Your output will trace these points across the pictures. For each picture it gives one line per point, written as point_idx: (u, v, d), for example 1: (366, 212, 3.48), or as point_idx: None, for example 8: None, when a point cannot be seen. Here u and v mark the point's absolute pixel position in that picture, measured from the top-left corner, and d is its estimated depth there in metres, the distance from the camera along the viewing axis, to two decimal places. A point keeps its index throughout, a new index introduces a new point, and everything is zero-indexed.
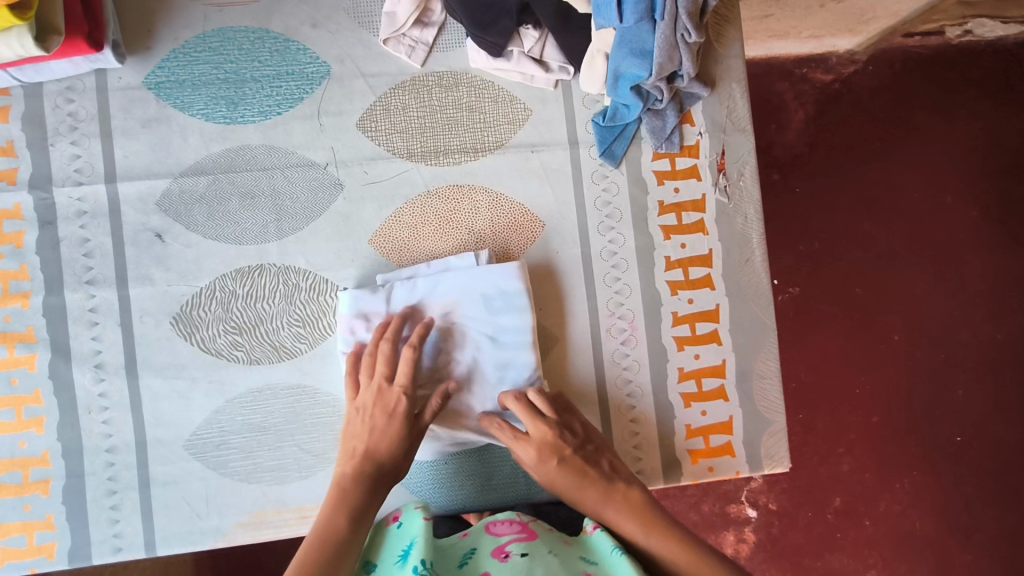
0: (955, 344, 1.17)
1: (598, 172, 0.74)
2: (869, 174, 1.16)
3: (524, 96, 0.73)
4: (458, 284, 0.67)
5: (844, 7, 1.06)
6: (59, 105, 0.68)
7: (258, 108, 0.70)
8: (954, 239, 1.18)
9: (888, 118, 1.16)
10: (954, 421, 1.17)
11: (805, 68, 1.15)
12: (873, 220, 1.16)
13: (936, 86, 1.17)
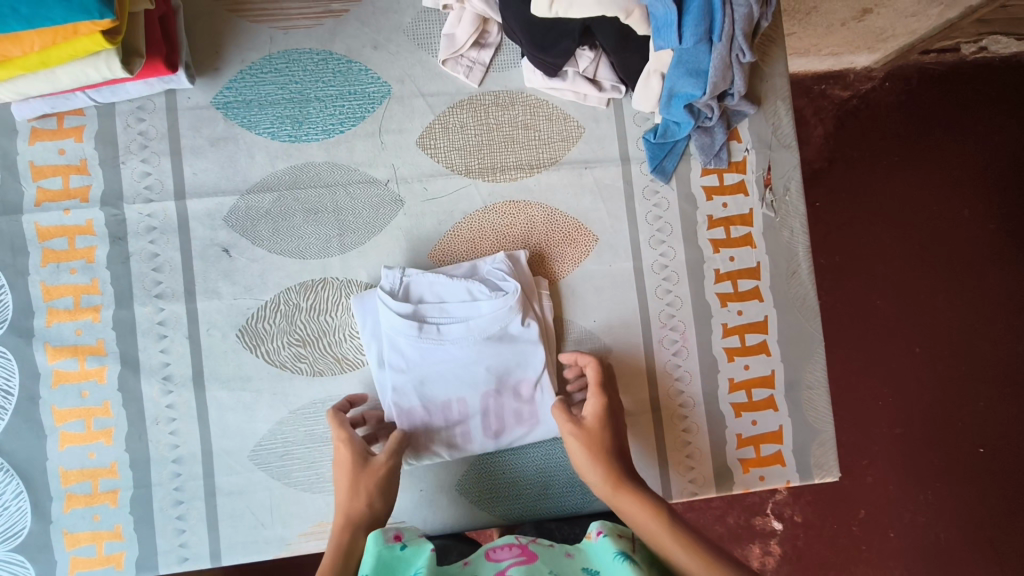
0: (977, 355, 1.13)
1: (649, 187, 0.76)
2: (888, 187, 1.14)
3: (577, 114, 0.76)
4: (486, 316, 0.66)
5: (865, 25, 1.02)
6: (130, 125, 0.70)
7: (322, 126, 0.72)
8: (971, 248, 1.14)
9: (908, 131, 1.14)
10: (976, 430, 1.12)
11: (824, 85, 1.13)
12: (892, 227, 1.14)
13: (954, 101, 1.13)
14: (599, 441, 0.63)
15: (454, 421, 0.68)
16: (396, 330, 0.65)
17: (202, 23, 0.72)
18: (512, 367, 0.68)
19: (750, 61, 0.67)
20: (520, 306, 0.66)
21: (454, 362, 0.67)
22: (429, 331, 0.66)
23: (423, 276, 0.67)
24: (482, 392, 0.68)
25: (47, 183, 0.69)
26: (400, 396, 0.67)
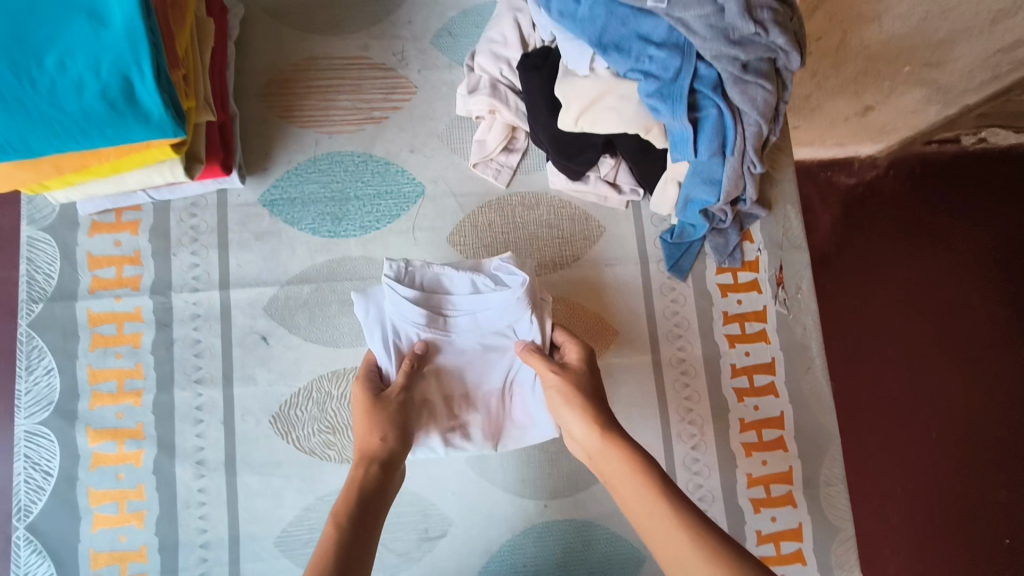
0: (999, 444, 1.11)
1: (666, 284, 0.80)
2: (898, 274, 1.17)
3: (599, 214, 0.80)
4: (494, 305, 0.66)
5: (867, 121, 1.13)
6: (183, 219, 0.76)
7: (360, 223, 0.77)
8: (985, 334, 1.14)
9: (915, 218, 1.18)
10: (1002, 522, 1.09)
11: (829, 170, 1.21)
12: (904, 313, 1.17)
13: (958, 191, 1.18)
14: (581, 388, 0.62)
15: (456, 420, 0.69)
16: (402, 316, 0.65)
17: (254, 129, 0.79)
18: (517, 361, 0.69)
19: (760, 172, 0.72)
20: (528, 300, 0.65)
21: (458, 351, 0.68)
22: (437, 322, 0.66)
23: (428, 266, 0.66)
24: (482, 387, 0.70)
25: (101, 272, 0.74)
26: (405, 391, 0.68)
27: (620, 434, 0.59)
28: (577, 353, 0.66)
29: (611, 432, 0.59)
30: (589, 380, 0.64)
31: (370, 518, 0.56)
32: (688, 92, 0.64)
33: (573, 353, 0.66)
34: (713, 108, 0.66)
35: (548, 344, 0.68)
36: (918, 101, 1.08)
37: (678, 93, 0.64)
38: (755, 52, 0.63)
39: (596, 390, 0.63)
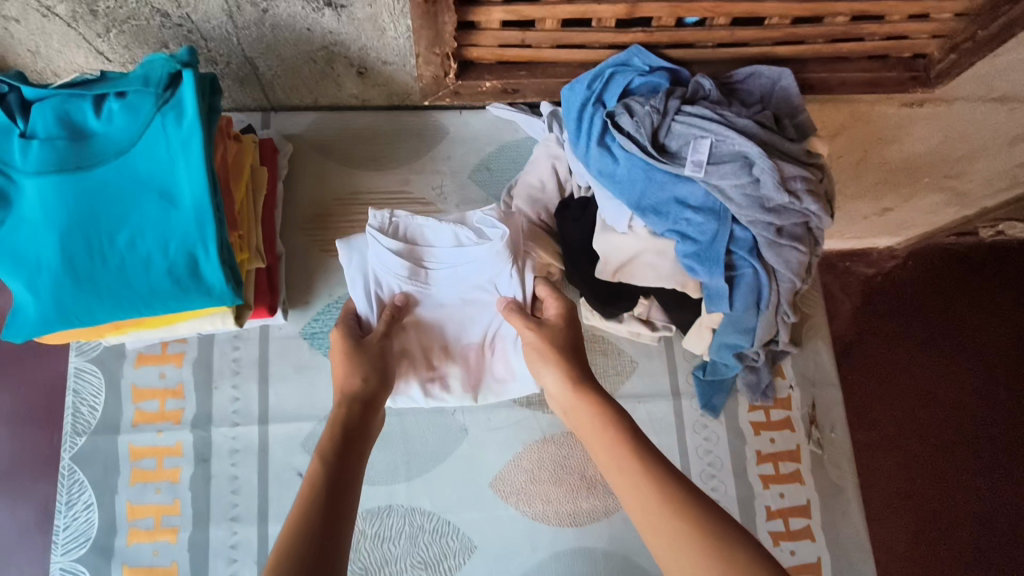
0: None
1: (699, 421, 0.80)
2: (924, 365, 1.17)
3: (631, 350, 0.82)
4: (474, 260, 0.70)
5: (886, 219, 1.13)
6: (227, 351, 0.77)
7: None
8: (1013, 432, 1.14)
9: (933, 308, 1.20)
10: None
11: (848, 261, 1.20)
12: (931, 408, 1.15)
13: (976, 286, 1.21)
14: (559, 344, 0.64)
15: (435, 371, 0.73)
16: (384, 265, 0.70)
17: (297, 259, 0.81)
18: (496, 314, 0.73)
19: (793, 320, 0.73)
20: (509, 253, 0.69)
21: (438, 295, 0.72)
22: (416, 273, 0.70)
23: (412, 218, 0.70)
24: (462, 338, 0.74)
25: (145, 404, 0.75)
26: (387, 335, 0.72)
27: (596, 389, 0.61)
28: (558, 307, 0.68)
29: (587, 387, 0.61)
30: (568, 338, 0.66)
31: (353, 455, 0.56)
32: (724, 254, 0.66)
33: (554, 310, 0.68)
34: (749, 269, 0.67)
35: (530, 301, 0.71)
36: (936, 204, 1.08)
37: (715, 256, 0.66)
38: (789, 218, 0.65)
39: (575, 347, 0.65)
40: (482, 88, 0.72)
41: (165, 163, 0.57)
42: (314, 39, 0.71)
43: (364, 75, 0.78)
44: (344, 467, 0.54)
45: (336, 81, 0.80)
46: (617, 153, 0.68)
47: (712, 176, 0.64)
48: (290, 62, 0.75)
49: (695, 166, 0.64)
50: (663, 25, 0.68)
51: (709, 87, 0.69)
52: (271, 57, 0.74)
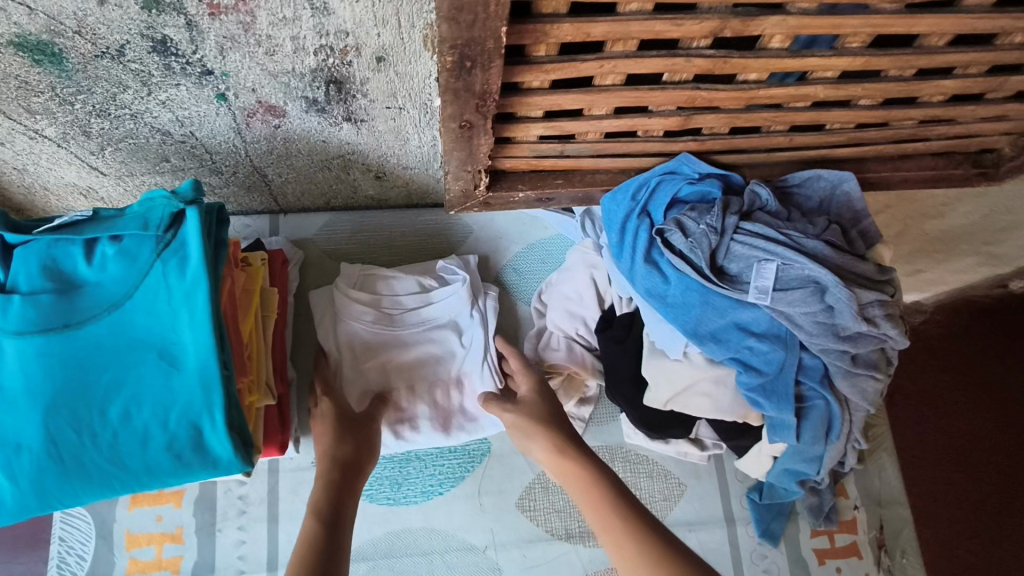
0: None
1: (758, 550, 0.72)
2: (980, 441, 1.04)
3: (679, 470, 0.74)
4: (439, 304, 0.72)
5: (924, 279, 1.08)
6: (231, 488, 0.69)
7: (421, 487, 0.71)
8: None
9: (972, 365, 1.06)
10: None
11: None
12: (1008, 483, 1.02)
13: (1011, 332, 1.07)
14: (535, 411, 0.66)
15: (402, 414, 0.70)
16: (356, 317, 0.70)
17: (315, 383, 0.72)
18: (462, 353, 0.72)
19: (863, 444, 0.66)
20: (470, 293, 0.72)
21: (406, 340, 0.71)
22: (385, 319, 0.71)
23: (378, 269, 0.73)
24: (432, 381, 0.71)
25: (140, 551, 0.67)
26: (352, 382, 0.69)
27: (584, 453, 0.62)
28: (529, 385, 0.68)
29: (574, 452, 0.62)
30: (551, 403, 0.67)
31: (345, 508, 0.58)
32: (793, 386, 0.59)
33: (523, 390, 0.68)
34: (818, 397, 0.60)
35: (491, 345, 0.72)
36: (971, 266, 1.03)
37: (783, 389, 0.59)
38: (867, 345, 0.58)
39: (558, 413, 0.67)
40: (514, 198, 0.66)
41: (165, 318, 0.50)
42: (330, 149, 0.65)
43: (382, 179, 0.72)
44: (336, 527, 0.55)
45: (352, 185, 0.73)
46: (666, 270, 0.62)
47: (780, 300, 0.57)
48: (303, 170, 0.69)
49: (759, 288, 0.58)
50: (715, 133, 0.61)
51: (767, 196, 0.62)
52: (283, 166, 0.68)
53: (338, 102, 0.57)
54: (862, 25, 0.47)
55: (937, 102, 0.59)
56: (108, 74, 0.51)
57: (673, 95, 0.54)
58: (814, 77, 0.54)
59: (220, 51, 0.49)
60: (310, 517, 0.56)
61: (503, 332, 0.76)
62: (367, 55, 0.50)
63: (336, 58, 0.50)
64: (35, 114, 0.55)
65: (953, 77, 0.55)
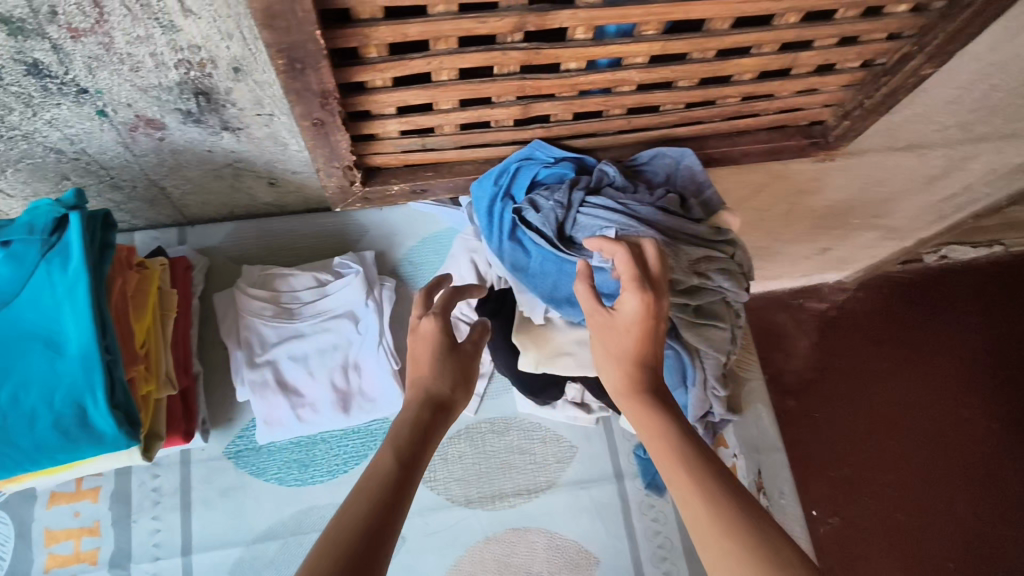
0: (936, 513, 1.60)
1: (645, 501, 0.79)
2: (828, 393, 1.69)
3: (569, 434, 0.80)
4: (336, 296, 0.78)
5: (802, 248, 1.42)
6: (145, 480, 0.74)
7: (327, 467, 0.76)
8: (907, 421, 1.68)
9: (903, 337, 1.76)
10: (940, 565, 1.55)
11: (802, 307, 1.75)
12: (853, 422, 1.67)
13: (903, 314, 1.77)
14: (635, 331, 0.56)
15: (302, 399, 0.75)
16: (256, 313, 0.76)
17: (222, 376, 0.77)
18: (357, 341, 0.77)
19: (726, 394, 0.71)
20: (363, 284, 0.78)
21: (304, 332, 0.77)
22: (284, 314, 0.77)
23: (277, 270, 0.79)
24: (331, 368, 0.76)
25: (58, 547, 0.71)
26: (254, 372, 0.74)
27: (662, 405, 0.54)
28: (636, 292, 0.56)
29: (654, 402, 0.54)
30: (652, 334, 0.57)
31: (427, 445, 0.49)
32: None
33: (633, 312, 0.56)
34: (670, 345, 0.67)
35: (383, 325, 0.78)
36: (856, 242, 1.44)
37: None
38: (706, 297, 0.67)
39: (654, 352, 0.57)
40: (390, 192, 0.73)
41: (51, 312, 0.55)
42: (217, 158, 0.71)
43: (276, 185, 0.78)
44: (413, 474, 0.45)
45: (248, 192, 0.79)
46: (528, 245, 0.69)
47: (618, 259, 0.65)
48: (197, 180, 0.75)
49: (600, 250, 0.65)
50: (560, 120, 0.69)
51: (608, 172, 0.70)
52: (178, 178, 0.74)
53: (210, 112, 0.63)
54: (646, 14, 0.55)
55: (749, 80, 0.67)
56: None
57: (504, 86, 0.61)
58: (627, 63, 0.62)
59: (89, 70, 0.55)
60: (387, 449, 0.47)
61: (402, 319, 0.83)
62: (224, 67, 0.57)
63: (196, 71, 0.57)
64: None
65: (751, 56, 0.63)
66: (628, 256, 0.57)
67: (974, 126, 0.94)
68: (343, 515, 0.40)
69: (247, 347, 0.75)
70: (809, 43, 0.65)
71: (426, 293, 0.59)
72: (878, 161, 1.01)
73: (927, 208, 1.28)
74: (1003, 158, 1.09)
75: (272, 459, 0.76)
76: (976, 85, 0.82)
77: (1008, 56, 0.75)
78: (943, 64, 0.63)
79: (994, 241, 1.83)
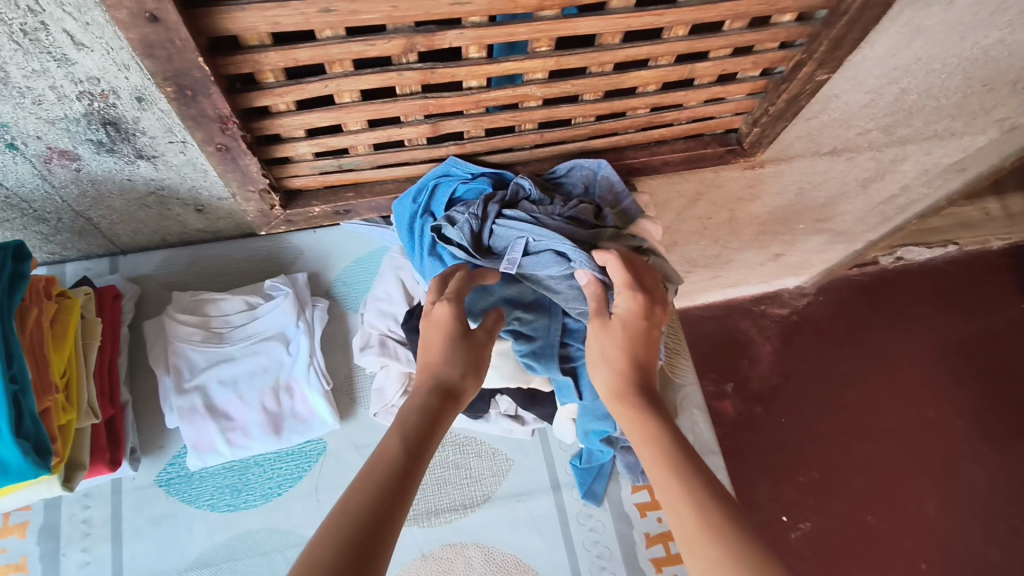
0: (908, 513, 1.60)
1: (583, 511, 0.78)
2: (793, 401, 1.70)
3: (505, 447, 0.80)
4: (266, 319, 0.79)
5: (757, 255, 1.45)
6: (75, 512, 0.73)
7: (260, 491, 0.76)
8: (877, 421, 1.69)
9: (869, 334, 1.77)
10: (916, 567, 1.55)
11: (766, 311, 1.78)
12: (825, 426, 1.68)
13: (868, 314, 1.79)
14: (625, 332, 0.60)
15: (232, 422, 0.75)
16: (185, 338, 0.76)
17: (152, 406, 0.77)
18: (288, 362, 0.78)
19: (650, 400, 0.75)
20: (293, 306, 0.79)
21: (234, 355, 0.77)
22: (213, 338, 0.77)
23: (208, 295, 0.80)
24: (261, 390, 0.76)
25: None
26: (182, 396, 0.74)
27: (654, 405, 0.56)
28: (627, 295, 0.61)
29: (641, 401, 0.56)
30: (642, 335, 0.61)
31: (432, 434, 0.52)
32: (559, 346, 0.68)
33: (626, 308, 0.61)
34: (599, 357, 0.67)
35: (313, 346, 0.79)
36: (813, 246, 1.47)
37: (550, 350, 0.68)
38: None
39: (649, 351, 0.61)
40: (312, 213, 0.74)
41: None
42: (139, 187, 0.72)
43: (204, 212, 0.79)
44: (415, 469, 0.47)
45: (178, 220, 0.80)
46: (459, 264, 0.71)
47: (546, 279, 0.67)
48: (123, 210, 0.76)
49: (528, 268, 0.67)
50: (473, 137, 0.70)
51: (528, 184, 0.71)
52: (103, 208, 0.75)
53: (122, 142, 0.64)
54: (532, 31, 0.56)
55: (653, 91, 0.69)
56: None
57: (408, 106, 0.62)
58: (527, 79, 0.63)
59: None
60: (393, 437, 0.50)
61: (337, 339, 0.83)
62: (126, 96, 0.58)
63: (99, 102, 0.58)
64: None
65: (648, 68, 0.65)
66: (619, 260, 0.62)
67: (894, 128, 0.97)
68: (346, 502, 0.43)
69: (175, 373, 0.75)
70: (705, 54, 0.67)
71: (439, 280, 0.63)
72: (808, 166, 1.04)
73: (869, 211, 1.31)
74: (932, 158, 1.12)
75: (203, 484, 0.75)
76: (885, 89, 0.85)
77: (910, 60, 0.79)
78: (835, 68, 0.66)
79: (948, 241, 1.87)
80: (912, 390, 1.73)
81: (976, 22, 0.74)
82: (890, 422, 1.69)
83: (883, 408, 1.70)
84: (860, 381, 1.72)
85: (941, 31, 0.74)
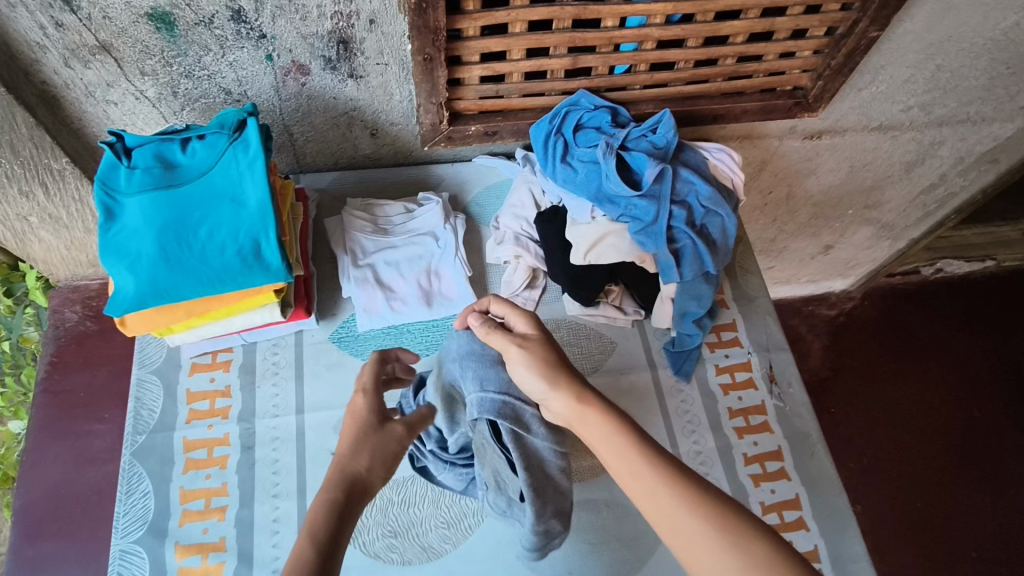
0: (955, 504, 1.67)
1: (674, 387, 0.94)
2: (841, 391, 1.80)
3: (610, 333, 0.97)
4: (422, 220, 0.98)
5: (809, 244, 1.62)
6: (267, 356, 0.91)
7: (413, 351, 0.93)
8: (923, 416, 1.78)
9: (913, 337, 1.88)
10: (965, 553, 1.61)
11: (811, 308, 1.95)
12: (874, 417, 1.77)
13: (910, 319, 1.91)
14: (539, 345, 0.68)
15: (394, 295, 0.93)
16: (359, 232, 0.96)
17: (329, 282, 0.97)
18: (438, 253, 0.96)
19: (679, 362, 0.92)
20: (442, 211, 0.98)
21: (396, 245, 0.96)
22: (379, 232, 0.97)
23: (376, 202, 1.00)
24: (416, 271, 0.94)
25: (197, 405, 0.88)
26: (357, 273, 0.93)
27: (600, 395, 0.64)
28: (526, 322, 0.71)
29: (593, 397, 0.63)
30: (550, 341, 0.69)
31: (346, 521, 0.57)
32: (666, 229, 0.84)
33: (525, 328, 0.70)
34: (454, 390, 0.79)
35: (457, 239, 0.97)
36: (856, 240, 1.63)
37: (660, 231, 0.84)
38: (712, 219, 0.88)
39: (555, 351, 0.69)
40: (468, 133, 0.96)
41: (234, 178, 0.75)
42: (339, 106, 0.94)
43: (376, 136, 1.01)
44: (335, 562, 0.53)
45: (354, 143, 1.02)
46: (605, 154, 0.85)
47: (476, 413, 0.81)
48: (319, 128, 0.98)
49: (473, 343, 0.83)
50: (600, 74, 0.92)
51: (674, 141, 0.88)
52: (305, 124, 0.97)
53: (345, 60, 0.86)
54: None
55: (741, 42, 0.90)
56: (200, 39, 0.80)
57: (560, 38, 0.84)
58: (650, 22, 0.84)
59: (272, 18, 0.79)
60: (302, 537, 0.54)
61: (471, 244, 1.02)
62: (364, 19, 0.81)
63: (344, 22, 0.81)
64: (144, 75, 0.84)
65: (740, 19, 0.86)
66: (525, 316, 0.71)
67: (932, 108, 1.15)
68: None
69: (352, 256, 0.94)
70: (784, 12, 0.87)
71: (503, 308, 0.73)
72: (859, 142, 1.22)
73: (911, 201, 1.48)
74: (967, 145, 1.29)
75: (368, 342, 0.93)
76: (923, 64, 1.04)
77: (944, 37, 0.99)
78: (884, 24, 0.88)
79: (986, 256, 1.99)
80: (958, 390, 1.82)
81: (995, 2, 0.94)
82: (936, 418, 1.78)
83: (929, 405, 1.79)
84: (906, 378, 1.82)
85: (968, 10, 0.94)
